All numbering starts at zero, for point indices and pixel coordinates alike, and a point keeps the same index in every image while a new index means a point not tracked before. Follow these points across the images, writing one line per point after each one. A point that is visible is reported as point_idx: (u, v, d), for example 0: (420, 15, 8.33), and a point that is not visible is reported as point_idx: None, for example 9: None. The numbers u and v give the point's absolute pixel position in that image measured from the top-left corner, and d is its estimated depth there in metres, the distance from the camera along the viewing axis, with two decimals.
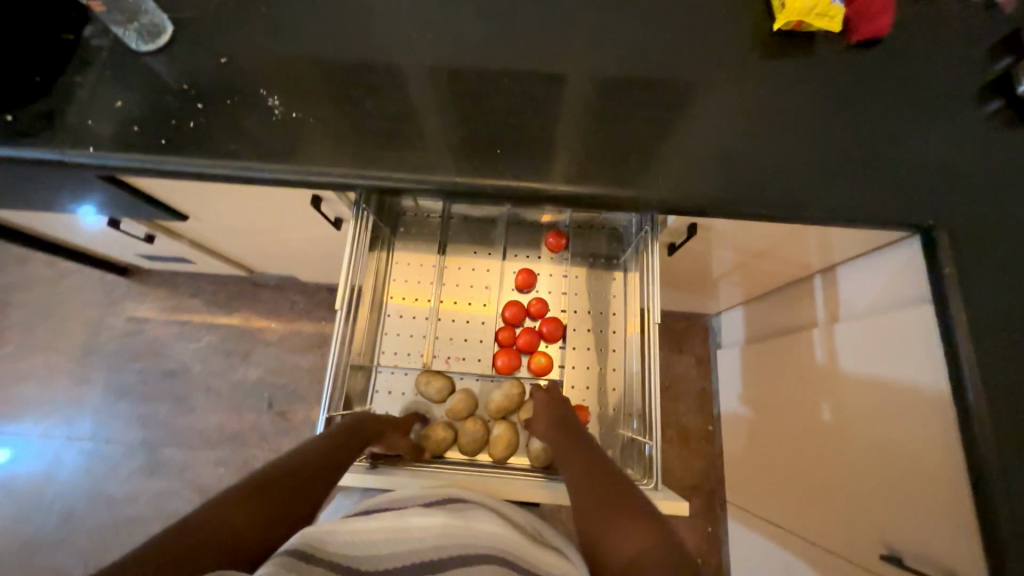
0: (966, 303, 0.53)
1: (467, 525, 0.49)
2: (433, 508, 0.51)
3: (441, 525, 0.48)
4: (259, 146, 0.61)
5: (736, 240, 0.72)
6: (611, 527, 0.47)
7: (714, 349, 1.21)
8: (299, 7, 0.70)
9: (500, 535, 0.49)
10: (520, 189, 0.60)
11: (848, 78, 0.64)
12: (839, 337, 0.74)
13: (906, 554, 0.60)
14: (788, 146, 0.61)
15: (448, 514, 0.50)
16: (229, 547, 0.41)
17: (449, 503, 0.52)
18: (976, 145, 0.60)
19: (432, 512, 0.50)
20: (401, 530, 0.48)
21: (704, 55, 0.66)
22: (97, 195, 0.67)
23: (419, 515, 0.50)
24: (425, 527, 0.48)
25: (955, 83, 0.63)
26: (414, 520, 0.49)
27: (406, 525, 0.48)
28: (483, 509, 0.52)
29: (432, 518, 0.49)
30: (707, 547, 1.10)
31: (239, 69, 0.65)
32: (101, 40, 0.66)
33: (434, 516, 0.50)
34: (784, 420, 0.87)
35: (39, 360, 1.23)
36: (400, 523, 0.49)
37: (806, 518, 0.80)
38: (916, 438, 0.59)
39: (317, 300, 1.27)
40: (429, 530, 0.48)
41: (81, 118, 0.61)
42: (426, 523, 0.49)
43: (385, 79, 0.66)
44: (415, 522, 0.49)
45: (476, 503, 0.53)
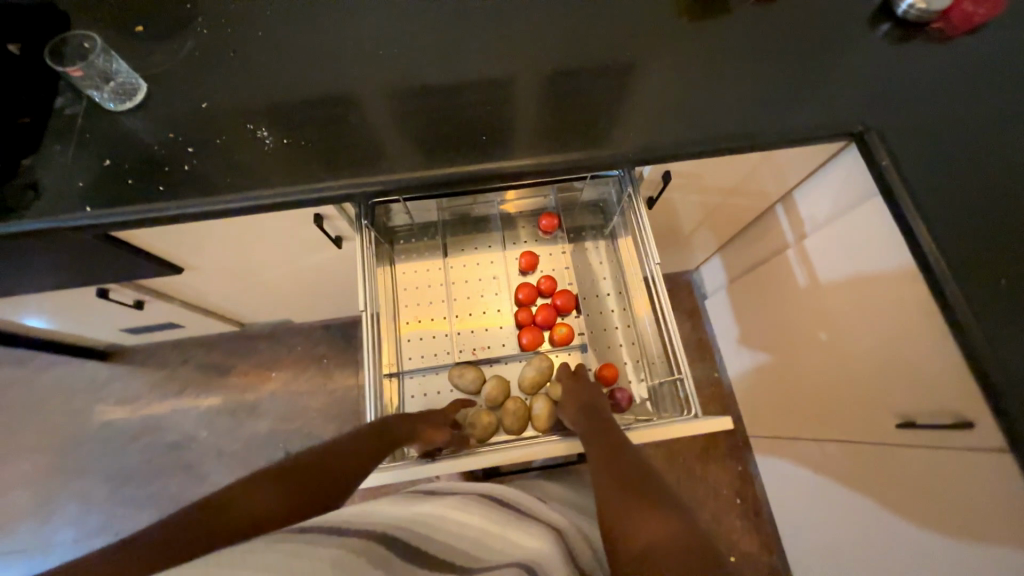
0: (906, 182, 0.62)
1: (499, 530, 0.55)
2: (473, 510, 0.57)
3: (478, 527, 0.54)
4: (255, 176, 0.63)
5: (704, 184, 0.80)
6: (626, 516, 0.49)
7: (702, 300, 1.30)
8: (265, 47, 0.74)
9: (526, 541, 0.53)
10: (507, 168, 0.65)
11: (763, 24, 0.74)
12: (811, 251, 0.82)
13: (917, 415, 0.67)
14: (731, 86, 0.69)
15: (487, 517, 0.57)
16: (253, 524, 0.46)
17: (489, 509, 0.58)
18: (879, 58, 0.71)
19: (473, 512, 0.57)
20: (442, 522, 0.53)
21: (641, 26, 0.75)
22: (92, 259, 0.68)
23: (459, 513, 0.56)
24: (464, 522, 0.54)
25: (850, 13, 0.74)
26: (454, 517, 0.55)
27: (447, 519, 0.54)
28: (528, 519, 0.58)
29: (472, 517, 0.56)
30: (741, 484, 1.16)
31: (218, 112, 0.68)
32: (75, 107, 0.67)
33: (474, 516, 0.56)
34: (782, 340, 0.95)
35: (28, 465, 1.17)
36: (440, 517, 0.54)
37: (824, 421, 0.86)
38: (898, 309, 0.66)
39: (315, 339, 1.28)
40: (467, 527, 0.54)
41: (71, 183, 0.62)
42: (464, 521, 0.54)
43: (361, 96, 0.71)
44: (456, 518, 0.55)
45: (515, 516, 0.59)
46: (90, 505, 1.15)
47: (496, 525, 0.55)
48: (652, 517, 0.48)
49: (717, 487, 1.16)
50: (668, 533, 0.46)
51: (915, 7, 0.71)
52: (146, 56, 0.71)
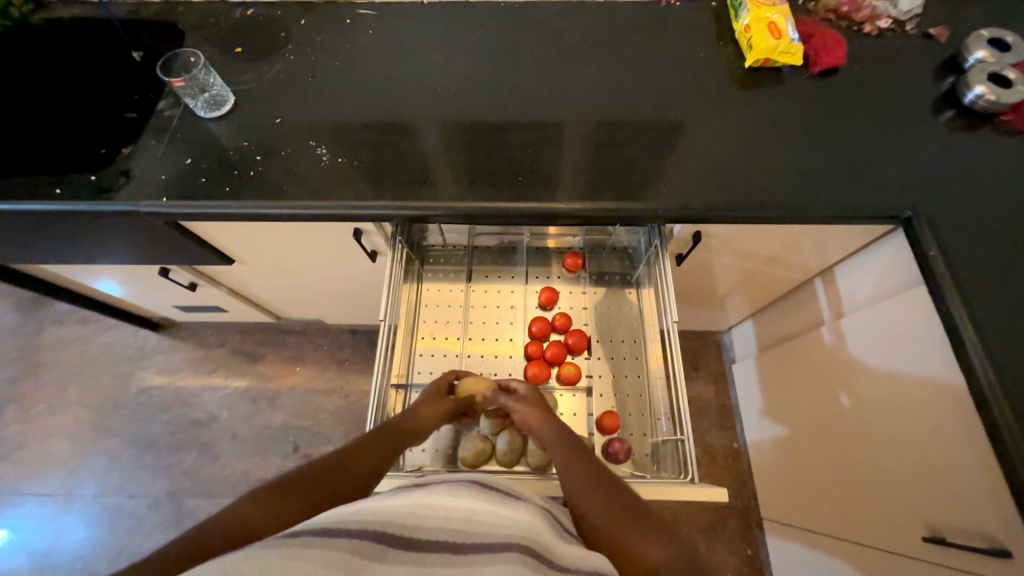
0: (954, 276, 0.59)
1: (492, 508, 0.48)
2: (460, 491, 0.50)
3: (469, 509, 0.47)
4: (310, 188, 0.70)
5: (736, 249, 0.79)
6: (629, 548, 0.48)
7: (729, 363, 1.25)
8: (339, 75, 0.82)
9: (527, 521, 0.47)
10: (539, 208, 0.68)
11: (816, 100, 0.74)
12: (846, 329, 0.78)
13: (948, 531, 0.61)
14: (773, 157, 0.69)
15: (478, 499, 0.49)
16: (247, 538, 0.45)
17: (478, 490, 0.51)
18: (938, 145, 0.68)
19: (459, 493, 0.49)
20: (428, 508, 0.46)
21: (690, 90, 0.77)
22: (160, 242, 0.76)
23: (446, 495, 0.48)
24: (451, 508, 0.47)
25: (910, 97, 0.72)
26: (441, 500, 0.48)
27: (433, 504, 0.47)
28: (524, 501, 0.51)
29: (459, 499, 0.48)
30: (748, 571, 1.07)
31: (289, 127, 0.76)
32: (173, 111, 0.77)
33: (462, 497, 0.49)
34: (807, 421, 0.89)
35: (70, 417, 1.28)
36: (426, 502, 0.47)
37: (844, 519, 0.79)
38: (935, 410, 0.62)
39: (340, 342, 1.34)
40: (456, 512, 0.46)
41: (155, 174, 0.71)
42: (453, 505, 0.47)
43: (414, 127, 0.76)
44: (442, 503, 0.47)
45: (509, 495, 0.52)
46: (113, 465, 1.23)
47: (490, 506, 0.48)
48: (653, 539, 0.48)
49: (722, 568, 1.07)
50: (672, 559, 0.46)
51: (983, 98, 0.68)
52: (239, 73, 0.81)
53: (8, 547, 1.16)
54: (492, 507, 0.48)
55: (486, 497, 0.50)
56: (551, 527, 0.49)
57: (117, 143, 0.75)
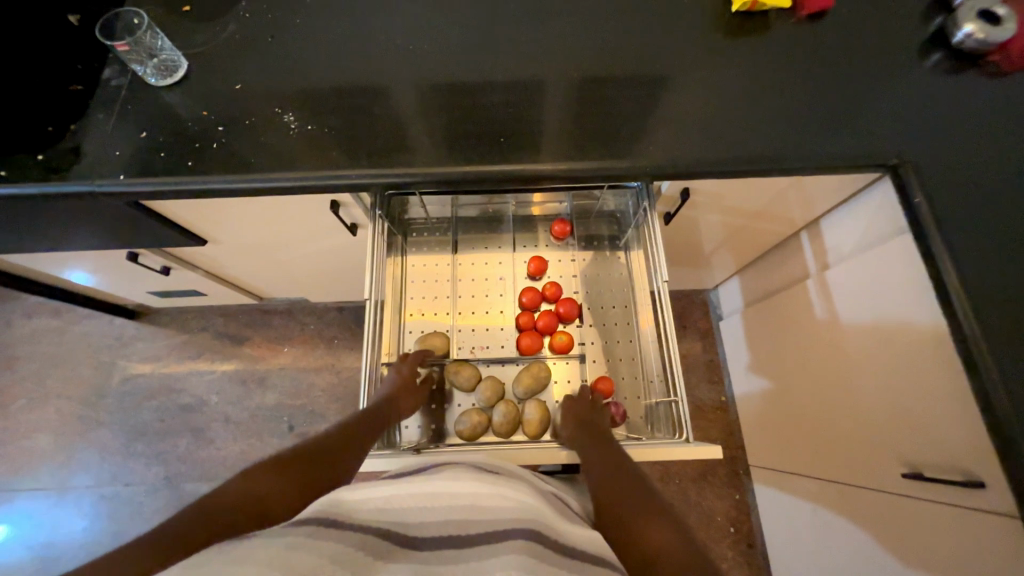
0: (938, 222, 0.59)
1: (496, 492, 0.48)
2: (462, 475, 0.49)
3: (472, 494, 0.47)
4: (279, 159, 0.65)
5: (725, 205, 0.78)
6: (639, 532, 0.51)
7: (716, 321, 1.27)
8: (302, 35, 0.76)
9: (527, 505, 0.47)
10: (523, 171, 0.65)
11: (804, 45, 0.71)
12: (832, 282, 0.79)
13: (925, 467, 0.64)
14: (761, 107, 0.67)
15: (479, 481, 0.49)
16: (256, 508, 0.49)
17: (481, 473, 0.50)
18: (925, 89, 0.67)
19: (461, 477, 0.49)
20: (431, 499, 0.47)
21: (675, 39, 0.74)
22: (122, 224, 0.71)
23: (448, 482, 0.48)
24: (453, 496, 0.47)
25: (899, 39, 0.70)
26: (443, 488, 0.48)
27: (435, 493, 0.47)
28: (523, 483, 0.51)
29: (461, 483, 0.48)
30: (737, 514, 1.13)
31: (250, 95, 0.70)
32: (121, 80, 0.71)
33: (465, 482, 0.49)
34: (794, 373, 0.91)
35: (53, 410, 1.25)
36: (430, 492, 0.48)
37: (828, 461, 0.83)
38: (915, 355, 0.63)
39: (328, 320, 1.32)
40: (458, 500, 0.47)
41: (107, 150, 0.66)
42: (455, 491, 0.47)
43: (386, 89, 0.72)
44: (445, 491, 0.47)
45: (510, 475, 0.52)
46: (103, 455, 1.22)
47: (495, 490, 0.48)
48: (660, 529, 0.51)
49: (712, 514, 1.13)
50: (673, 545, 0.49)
51: (972, 38, 0.66)
52: (191, 36, 0.75)
53: (6, 542, 1.15)
54: (497, 490, 0.48)
55: (491, 478, 0.50)
56: (554, 510, 0.50)
57: (62, 117, 0.69)
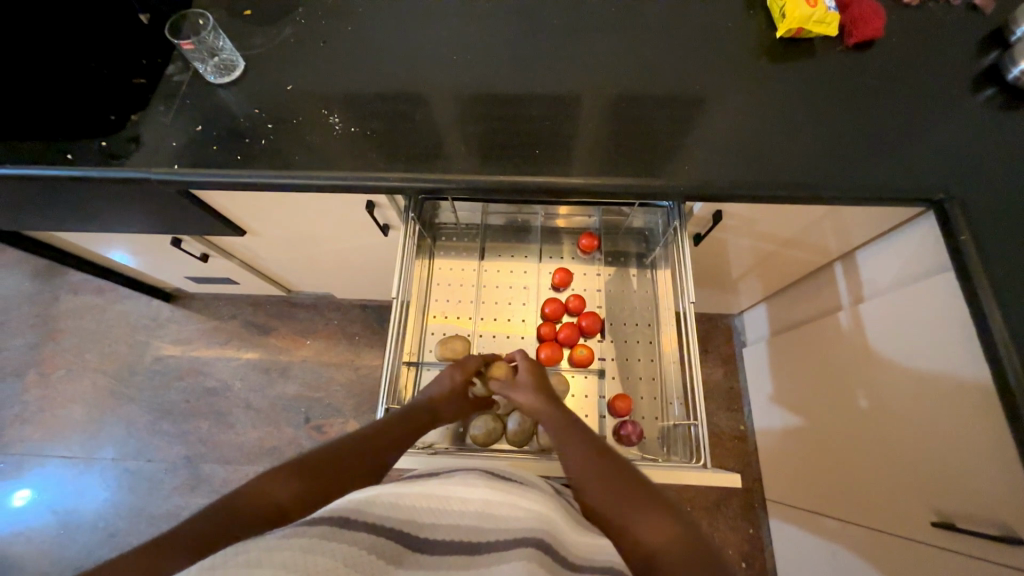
0: (984, 263, 0.57)
1: (509, 501, 0.48)
2: (474, 481, 0.50)
3: (484, 500, 0.47)
4: (322, 158, 0.68)
5: (757, 231, 0.77)
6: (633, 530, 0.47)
7: (740, 347, 1.24)
8: (352, 41, 0.79)
9: (537, 513, 0.47)
10: (556, 184, 0.66)
11: (849, 74, 0.70)
12: (866, 316, 0.77)
13: (958, 518, 0.61)
14: (801, 133, 0.66)
15: (492, 488, 0.49)
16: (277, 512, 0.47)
17: (492, 479, 0.51)
18: (976, 125, 0.65)
19: (472, 483, 0.49)
20: (442, 503, 0.47)
21: (716, 62, 0.74)
22: (172, 211, 0.75)
23: (460, 487, 0.49)
24: (465, 502, 0.47)
25: (950, 73, 0.69)
26: (454, 493, 0.48)
27: (447, 498, 0.48)
28: (536, 490, 0.51)
29: (473, 489, 0.49)
30: (750, 549, 1.09)
31: (300, 96, 0.74)
32: (182, 76, 0.76)
33: (477, 488, 0.49)
34: (819, 406, 0.89)
35: (88, 383, 1.31)
36: (442, 496, 0.48)
37: (852, 503, 0.80)
38: (952, 400, 0.61)
39: (351, 317, 1.35)
40: (470, 506, 0.47)
41: (165, 141, 0.70)
42: (467, 497, 0.48)
43: (428, 97, 0.74)
44: (457, 496, 0.48)
45: (521, 483, 0.52)
46: (130, 430, 1.27)
47: (506, 498, 0.48)
48: (652, 518, 0.47)
49: (724, 546, 1.10)
50: (666, 533, 0.46)
51: None
52: (250, 38, 0.79)
53: (35, 506, 1.21)
54: (509, 500, 0.48)
55: (503, 486, 0.50)
56: (567, 516, 0.50)
57: (129, 107, 0.74)
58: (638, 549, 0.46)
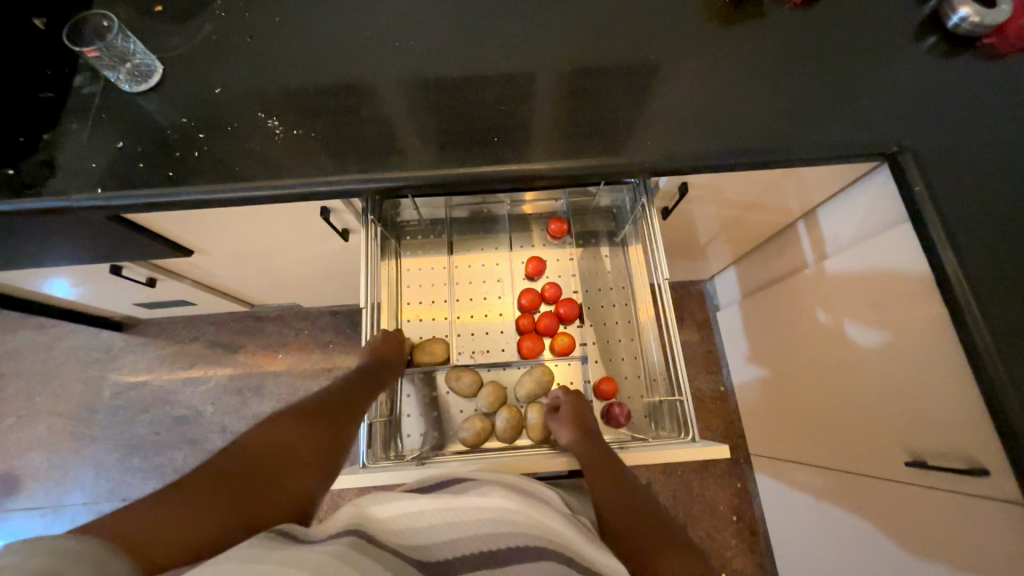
0: (939, 213, 0.58)
1: (525, 513, 0.47)
2: (491, 492, 0.48)
3: (500, 511, 0.46)
4: (266, 165, 0.63)
5: (723, 198, 0.77)
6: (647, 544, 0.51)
7: (714, 311, 1.27)
8: (281, 33, 0.73)
9: (551, 529, 0.46)
10: (517, 170, 0.63)
11: (799, 32, 0.70)
12: (831, 272, 0.79)
13: (929, 455, 0.64)
14: (758, 97, 0.66)
15: (507, 498, 0.48)
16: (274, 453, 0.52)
17: (508, 489, 0.49)
18: (922, 75, 0.66)
19: (488, 492, 0.48)
20: (461, 516, 0.46)
21: (667, 28, 0.72)
22: (105, 239, 0.69)
23: (478, 498, 0.47)
24: (482, 511, 0.46)
25: (894, 24, 0.69)
26: (471, 504, 0.47)
27: (464, 512, 0.46)
28: (547, 505, 0.50)
29: (489, 497, 0.47)
30: (739, 502, 1.14)
31: (232, 99, 0.68)
32: (93, 87, 0.68)
33: (492, 499, 0.47)
34: (793, 362, 0.92)
35: (43, 428, 1.22)
36: (458, 510, 0.47)
37: (831, 449, 0.84)
38: (917, 345, 0.63)
39: (322, 325, 1.30)
40: (487, 519, 0.46)
41: (83, 162, 0.63)
42: (483, 508, 0.46)
43: (372, 88, 0.69)
44: (473, 508, 0.46)
45: (537, 497, 0.50)
46: (98, 472, 1.19)
47: (523, 508, 0.47)
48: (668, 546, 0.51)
49: (715, 503, 1.14)
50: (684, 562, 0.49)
51: (968, 20, 0.65)
52: (166, 38, 0.72)
53: None
54: (524, 509, 0.47)
55: (519, 496, 0.48)
56: (578, 530, 0.48)
57: (39, 126, 0.66)
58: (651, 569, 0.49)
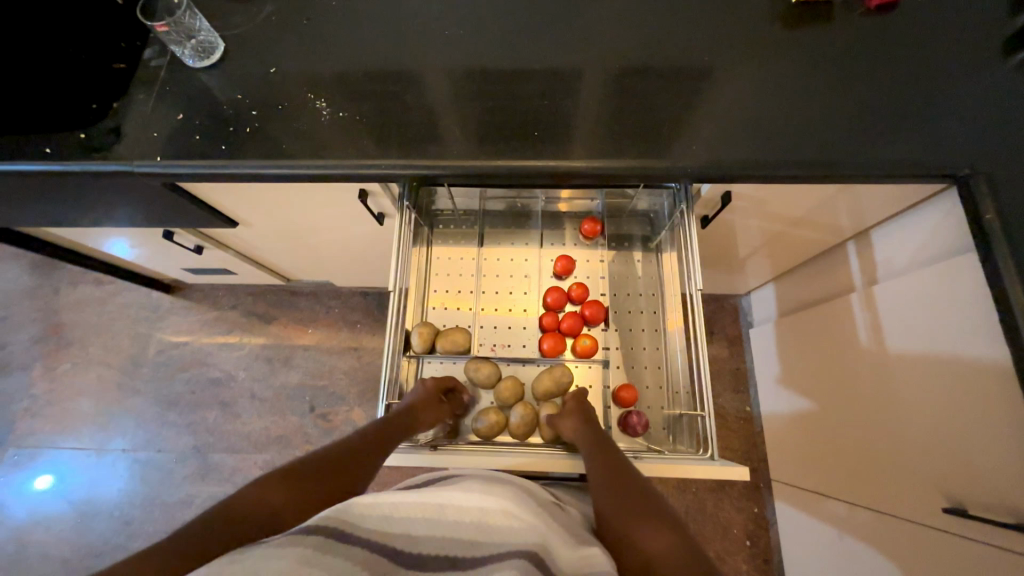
0: (1012, 244, 0.53)
1: (503, 508, 0.48)
2: (470, 487, 0.50)
3: (478, 509, 0.47)
4: (310, 145, 0.65)
5: (768, 211, 0.73)
6: (632, 536, 0.49)
7: (746, 328, 1.22)
8: (337, 18, 0.75)
9: (531, 523, 0.47)
10: (553, 168, 0.62)
11: (870, 40, 0.65)
12: (879, 298, 0.74)
13: (970, 504, 0.60)
14: (817, 107, 0.62)
15: (486, 494, 0.49)
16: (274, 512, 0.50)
17: (486, 485, 0.51)
18: (1006, 93, 0.60)
19: (471, 488, 0.50)
20: (438, 510, 0.47)
21: (726, 30, 0.69)
22: (161, 205, 0.73)
23: (457, 493, 0.49)
24: (461, 509, 0.47)
25: (979, 36, 0.64)
26: (450, 500, 0.48)
27: (443, 506, 0.47)
28: (525, 496, 0.51)
29: (470, 494, 0.49)
30: (755, 527, 1.10)
31: (285, 79, 0.70)
32: (160, 61, 0.72)
33: (472, 495, 0.49)
34: (829, 389, 0.87)
35: (94, 375, 1.32)
36: (437, 502, 0.48)
37: (860, 485, 0.79)
38: (969, 385, 0.59)
39: (351, 304, 1.34)
40: (466, 514, 0.46)
41: (146, 131, 0.67)
42: (463, 505, 0.47)
43: (418, 77, 0.70)
44: (453, 503, 0.47)
45: (516, 490, 0.52)
46: (138, 422, 1.28)
47: (500, 503, 0.48)
48: (661, 534, 0.49)
49: (728, 525, 1.11)
50: (672, 549, 0.47)
51: None
52: (229, 17, 0.75)
53: (49, 495, 1.23)
54: (503, 506, 0.48)
55: (497, 492, 0.50)
56: (560, 530, 0.49)
57: (110, 94, 0.70)
58: (639, 557, 0.47)
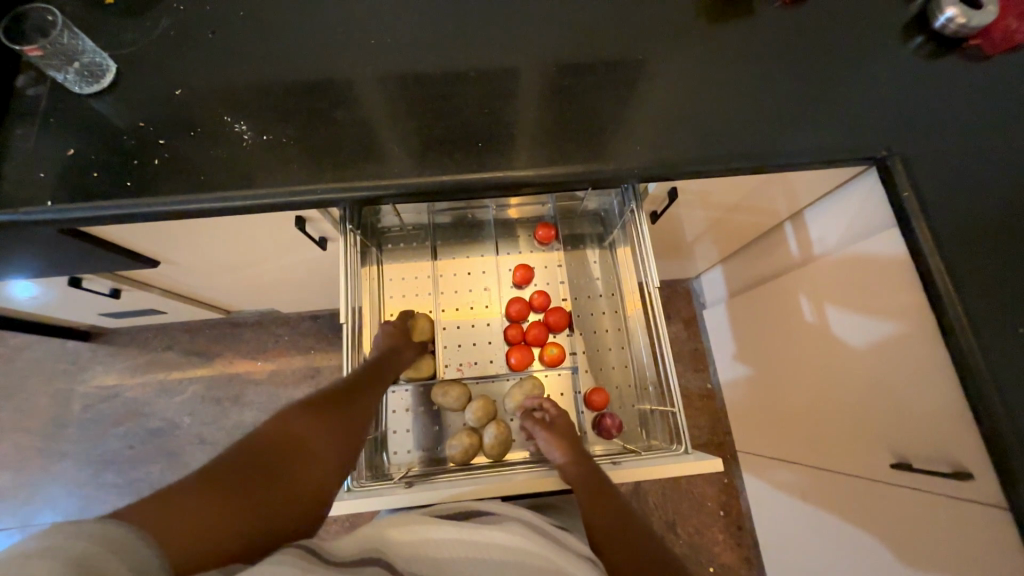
0: (928, 218, 0.58)
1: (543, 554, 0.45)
2: (515, 531, 0.48)
3: (520, 554, 0.45)
4: (234, 174, 0.59)
5: (711, 201, 0.76)
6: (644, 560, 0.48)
7: (700, 309, 1.28)
8: (247, 29, 0.68)
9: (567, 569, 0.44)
10: (502, 178, 0.61)
11: (788, 32, 0.68)
12: (816, 273, 0.79)
13: (914, 458, 0.65)
14: (748, 99, 0.64)
15: (530, 541, 0.47)
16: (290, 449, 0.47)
17: (531, 531, 0.49)
18: (909, 77, 0.65)
19: (514, 532, 0.48)
20: (478, 549, 0.45)
21: (655, 27, 0.69)
22: (62, 254, 0.64)
23: (501, 532, 0.47)
24: (504, 549, 0.45)
25: (881, 24, 0.68)
26: (494, 539, 0.46)
27: (482, 544, 0.46)
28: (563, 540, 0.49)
29: (512, 536, 0.47)
30: (727, 497, 1.16)
31: (194, 101, 0.63)
32: (38, 88, 0.63)
33: (516, 540, 0.47)
34: (780, 362, 0.92)
35: (7, 445, 1.16)
36: (477, 542, 0.46)
37: (817, 449, 0.85)
38: (901, 344, 0.64)
39: (302, 329, 1.26)
40: (506, 555, 0.45)
41: (30, 172, 0.58)
42: (503, 546, 0.46)
43: (346, 90, 0.65)
44: (494, 543, 0.46)
45: (556, 537, 0.49)
46: (69, 489, 1.14)
47: (539, 548, 0.46)
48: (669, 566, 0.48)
49: (703, 499, 1.16)
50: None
51: (955, 22, 0.64)
52: (119, 34, 0.66)
53: None
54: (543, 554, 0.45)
55: (538, 537, 0.48)
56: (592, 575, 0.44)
57: None
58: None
